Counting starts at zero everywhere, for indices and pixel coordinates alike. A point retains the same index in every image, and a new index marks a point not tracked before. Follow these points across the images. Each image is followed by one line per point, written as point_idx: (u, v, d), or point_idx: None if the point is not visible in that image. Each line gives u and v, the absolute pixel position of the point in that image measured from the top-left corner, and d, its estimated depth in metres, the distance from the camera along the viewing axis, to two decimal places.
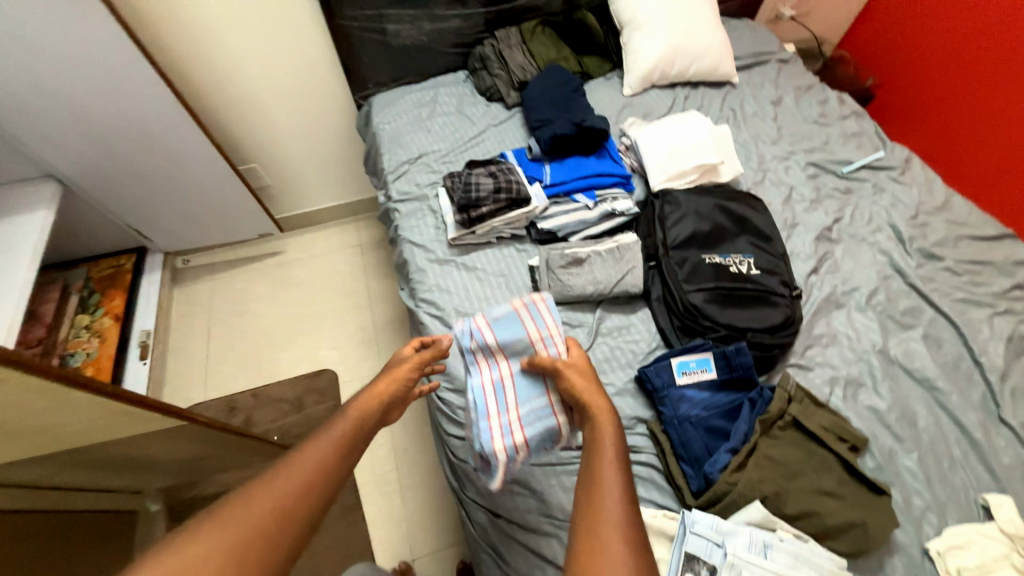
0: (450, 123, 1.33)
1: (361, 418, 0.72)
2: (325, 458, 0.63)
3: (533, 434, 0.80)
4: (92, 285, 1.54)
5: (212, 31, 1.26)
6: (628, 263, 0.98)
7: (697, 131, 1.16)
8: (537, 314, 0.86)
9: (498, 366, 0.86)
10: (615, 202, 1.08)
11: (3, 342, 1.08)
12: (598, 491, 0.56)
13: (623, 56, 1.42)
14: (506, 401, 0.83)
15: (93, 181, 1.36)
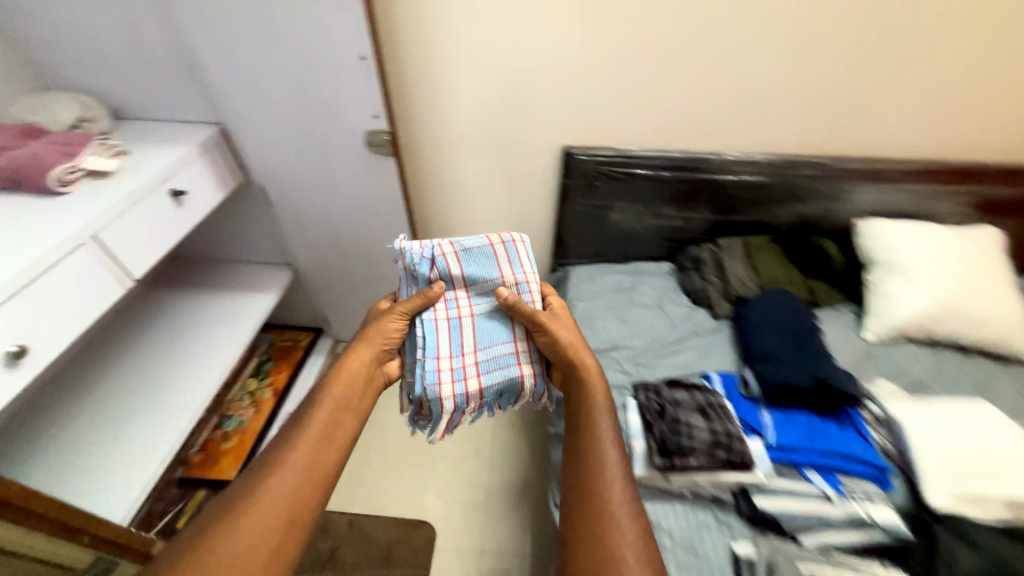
0: (648, 318, 1.24)
1: (350, 395, 0.78)
2: (326, 434, 0.72)
3: (486, 383, 0.84)
4: (271, 354, 1.69)
5: (460, 188, 1.33)
6: None
7: (998, 441, 0.87)
8: (512, 257, 0.90)
9: (457, 299, 0.89)
10: (868, 505, 0.81)
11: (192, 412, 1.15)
12: (594, 494, 0.66)
13: (868, 296, 1.21)
14: (461, 342, 0.87)
15: (315, 275, 1.52)
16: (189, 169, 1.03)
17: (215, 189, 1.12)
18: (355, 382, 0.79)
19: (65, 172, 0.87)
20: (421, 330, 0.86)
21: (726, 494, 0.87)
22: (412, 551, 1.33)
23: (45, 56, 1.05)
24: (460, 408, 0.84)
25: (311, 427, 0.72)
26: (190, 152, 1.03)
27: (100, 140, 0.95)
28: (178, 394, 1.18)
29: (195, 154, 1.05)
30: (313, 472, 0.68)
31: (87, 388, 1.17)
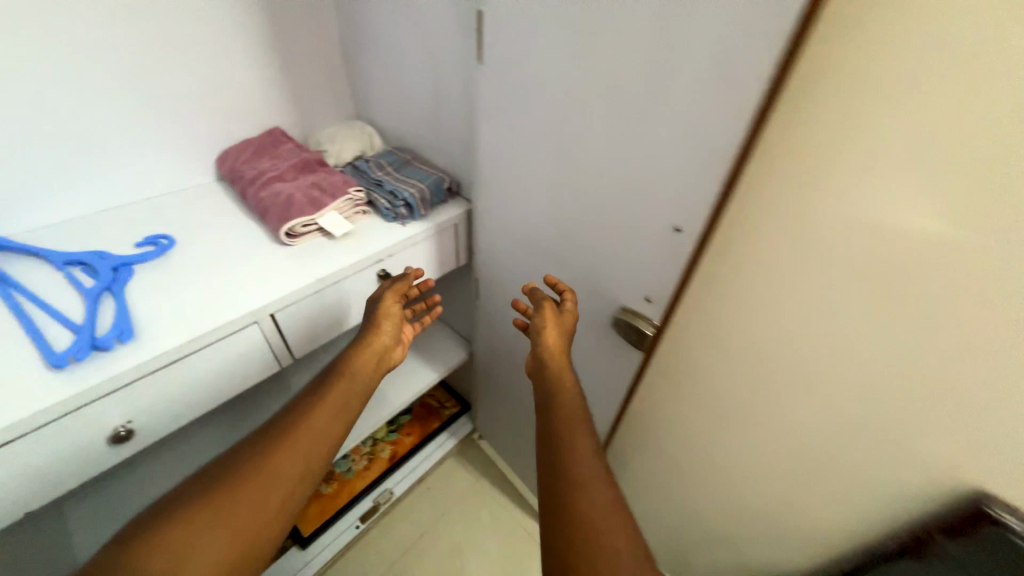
0: None
1: (318, 437, 0.63)
2: (275, 482, 0.58)
3: (428, 181, 0.92)
4: (412, 408, 1.55)
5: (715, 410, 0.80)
6: None
7: None
8: (405, 149, 1.03)
9: (386, 169, 0.96)
10: None
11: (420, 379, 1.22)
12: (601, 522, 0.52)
13: None
14: (402, 178, 0.94)
15: (484, 371, 1.28)
16: (394, 260, 0.86)
17: None
18: (330, 418, 0.65)
19: (300, 225, 0.80)
20: (371, 184, 0.93)
21: None
22: None
23: (368, 92, 1.06)
24: (420, 204, 0.89)
25: (259, 460, 0.59)
26: (402, 244, 0.86)
27: (350, 194, 0.87)
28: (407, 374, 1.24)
29: (407, 247, 0.87)
30: (231, 525, 0.54)
31: None
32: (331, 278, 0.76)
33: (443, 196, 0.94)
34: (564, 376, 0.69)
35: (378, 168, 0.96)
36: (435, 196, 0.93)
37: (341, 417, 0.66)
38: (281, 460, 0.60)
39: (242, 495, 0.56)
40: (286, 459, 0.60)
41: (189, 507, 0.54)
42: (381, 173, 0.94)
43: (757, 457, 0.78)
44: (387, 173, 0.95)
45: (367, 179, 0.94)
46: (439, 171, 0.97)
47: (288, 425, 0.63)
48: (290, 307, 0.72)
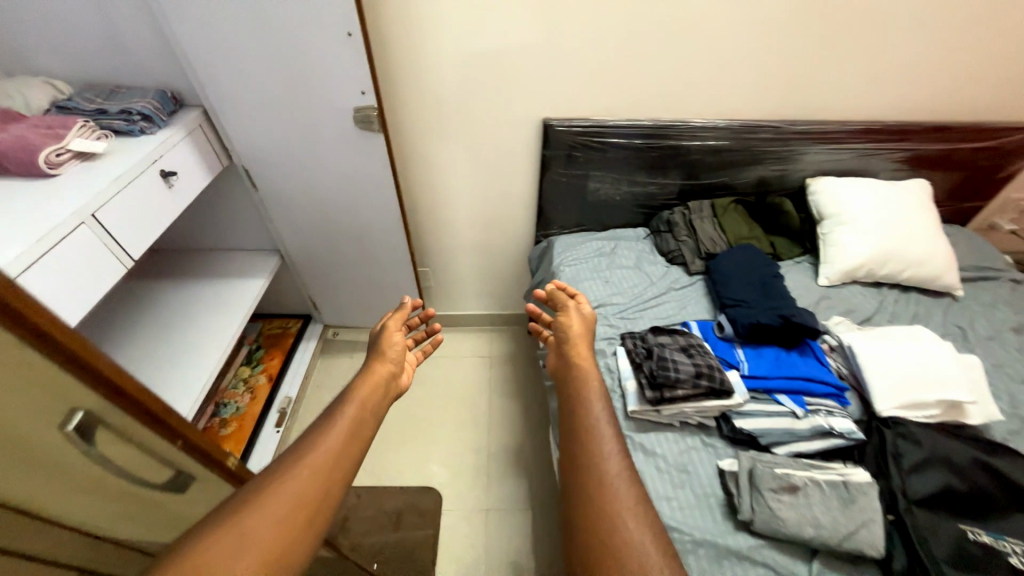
0: (628, 278, 1.35)
1: (338, 454, 0.69)
2: (298, 499, 0.61)
3: (152, 95, 1.06)
4: (261, 344, 1.74)
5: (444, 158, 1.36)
6: (864, 514, 0.78)
7: (934, 354, 1.00)
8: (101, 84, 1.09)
9: (98, 99, 1.04)
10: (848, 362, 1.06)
11: (256, 283, 1.45)
12: (591, 440, 0.68)
13: (821, 246, 1.35)
14: (123, 100, 1.04)
15: (303, 259, 1.56)
16: (167, 158, 1.01)
17: (193, 175, 1.10)
18: (345, 439, 0.72)
19: (54, 154, 0.88)
20: (93, 114, 1.01)
21: (711, 420, 0.96)
22: (420, 515, 1.40)
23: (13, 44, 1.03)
24: (159, 113, 1.04)
25: (277, 484, 0.62)
26: (166, 143, 1.01)
27: (82, 122, 0.94)
28: (239, 288, 1.43)
29: (171, 145, 1.03)
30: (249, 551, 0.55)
31: (186, 295, 1.39)
32: (125, 177, 0.91)
33: (174, 104, 1.10)
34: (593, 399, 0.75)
35: (89, 101, 1.02)
36: (167, 105, 1.08)
37: (356, 440, 0.73)
38: (302, 479, 0.64)
39: (265, 513, 0.58)
40: (284, 497, 0.61)
41: (211, 540, 0.55)
42: (96, 103, 1.02)
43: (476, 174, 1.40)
44: (102, 102, 1.03)
45: (84, 112, 1.01)
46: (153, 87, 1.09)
47: (302, 451, 0.68)
48: (101, 204, 0.85)
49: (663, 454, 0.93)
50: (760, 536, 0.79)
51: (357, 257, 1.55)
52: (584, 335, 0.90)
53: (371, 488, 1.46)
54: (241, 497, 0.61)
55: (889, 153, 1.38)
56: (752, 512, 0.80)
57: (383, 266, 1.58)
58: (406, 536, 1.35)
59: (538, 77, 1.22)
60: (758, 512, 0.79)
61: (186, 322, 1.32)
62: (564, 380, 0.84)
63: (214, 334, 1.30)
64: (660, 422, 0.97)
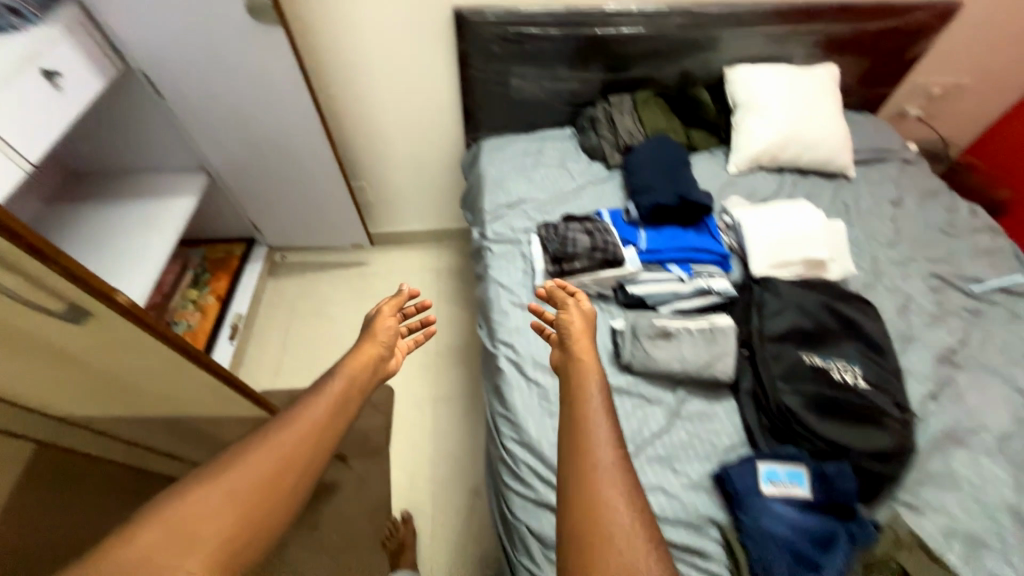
0: (551, 175, 1.40)
1: (321, 425, 0.77)
2: (274, 471, 0.69)
3: None
4: (206, 267, 1.74)
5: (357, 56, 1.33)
6: (721, 348, 0.93)
7: (807, 222, 1.12)
8: None
9: None
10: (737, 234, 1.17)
11: (184, 196, 1.44)
12: (593, 424, 0.71)
13: (733, 136, 1.42)
14: None
15: (231, 177, 1.53)
16: (47, 57, 0.97)
17: (82, 79, 1.05)
18: (329, 413, 0.79)
19: None
20: None
21: (608, 290, 1.08)
22: (374, 406, 1.56)
23: None
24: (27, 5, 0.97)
25: (266, 451, 0.71)
26: (40, 40, 0.96)
27: None
28: (167, 203, 1.42)
29: (47, 43, 0.97)
30: (228, 512, 0.64)
31: (107, 213, 1.38)
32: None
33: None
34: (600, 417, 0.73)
35: None
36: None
37: (338, 414, 0.79)
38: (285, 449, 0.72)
39: (248, 483, 0.67)
40: (261, 463, 0.69)
41: (188, 497, 0.64)
42: None
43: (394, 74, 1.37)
44: None
45: None
46: None
47: (291, 421, 0.75)
48: None
49: None
50: (637, 373, 0.94)
51: (287, 172, 1.55)
52: (587, 328, 0.85)
53: None
54: (222, 462, 0.70)
55: (803, 37, 1.40)
56: (628, 354, 0.95)
57: (315, 180, 1.58)
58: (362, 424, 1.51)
59: None
60: (632, 354, 0.94)
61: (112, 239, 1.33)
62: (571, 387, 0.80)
63: (144, 247, 1.32)
64: None
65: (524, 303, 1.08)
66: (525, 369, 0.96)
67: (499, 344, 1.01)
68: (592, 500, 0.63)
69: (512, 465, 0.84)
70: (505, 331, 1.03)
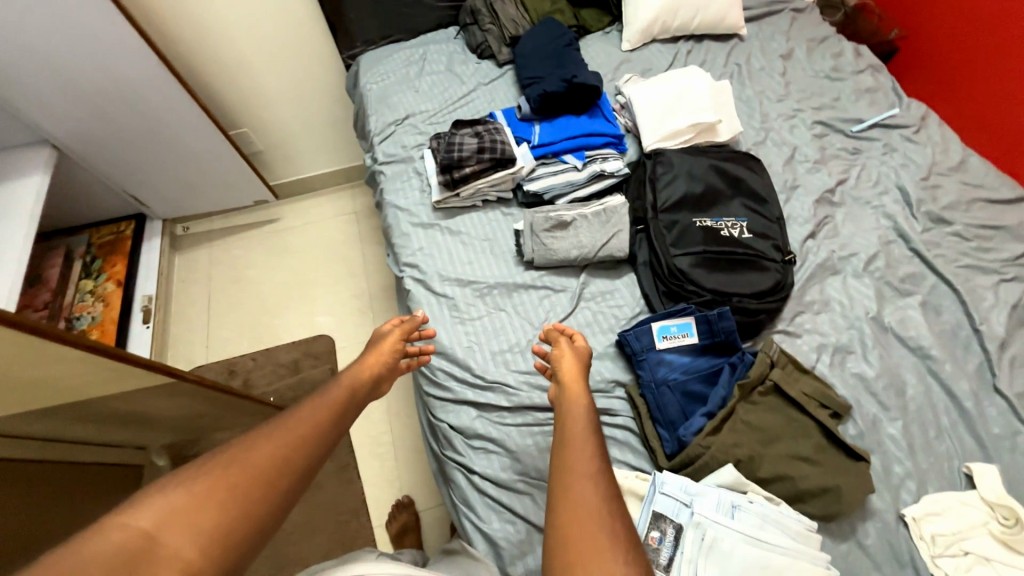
0: (438, 82, 1.29)
1: (319, 425, 0.68)
2: (257, 471, 0.58)
3: None
4: (96, 254, 1.58)
5: None
6: (614, 226, 0.96)
7: (694, 87, 1.10)
8: None
9: None
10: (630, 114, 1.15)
11: (34, 175, 1.27)
12: (575, 451, 0.63)
13: (623, 8, 1.33)
14: None
15: (84, 145, 1.35)
16: None
17: None
18: (325, 423, 0.69)
19: None
20: None
21: (507, 192, 1.06)
22: (316, 358, 1.55)
23: None
24: None
25: (252, 447, 0.61)
26: None
27: None
28: (17, 185, 1.25)
29: None
30: (203, 509, 0.53)
31: None
32: None
33: None
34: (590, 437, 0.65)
35: None
36: None
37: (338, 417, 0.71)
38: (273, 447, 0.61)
39: (241, 473, 0.57)
40: (254, 458, 0.59)
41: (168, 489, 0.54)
42: None
43: None
44: None
45: None
46: None
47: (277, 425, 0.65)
48: None
49: (467, 230, 1.04)
50: (540, 267, 0.96)
51: (145, 128, 1.37)
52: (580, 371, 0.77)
53: (265, 352, 1.56)
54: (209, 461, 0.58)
55: None
56: (531, 250, 0.96)
57: (183, 132, 1.42)
58: (306, 377, 1.52)
59: None
60: (534, 249, 0.95)
61: None
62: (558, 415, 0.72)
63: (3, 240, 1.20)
64: (464, 205, 1.06)
65: (424, 221, 1.04)
66: (432, 286, 0.96)
67: (403, 267, 0.99)
68: (579, 529, 0.54)
69: (429, 375, 0.87)
70: (408, 253, 1.01)
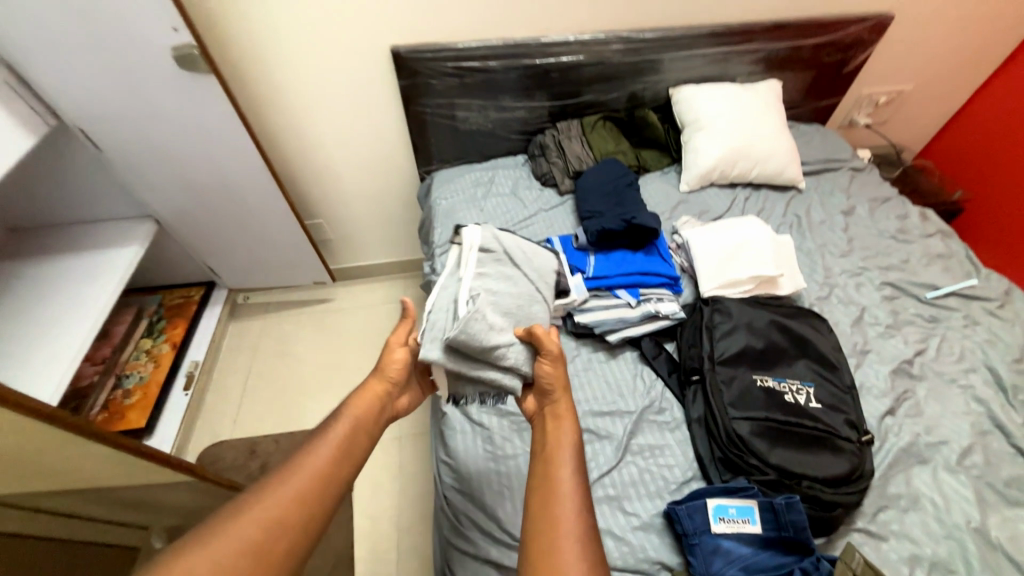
0: (502, 204, 1.38)
1: (332, 464, 0.69)
2: (264, 530, 0.60)
3: None
4: (162, 315, 1.69)
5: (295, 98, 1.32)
6: (509, 272, 0.90)
7: (755, 238, 1.11)
8: None
9: None
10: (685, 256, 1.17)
11: (136, 245, 1.41)
12: (557, 479, 0.67)
13: (683, 154, 1.42)
14: None
15: (181, 225, 1.51)
16: None
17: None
18: (336, 455, 0.71)
19: None
20: None
21: (557, 319, 1.05)
22: None
23: None
24: None
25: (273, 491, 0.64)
26: None
27: None
28: (114, 257, 1.37)
29: None
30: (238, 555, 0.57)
31: (42, 278, 1.31)
32: None
33: None
34: (568, 467, 0.68)
35: None
36: None
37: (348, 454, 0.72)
38: (290, 488, 0.65)
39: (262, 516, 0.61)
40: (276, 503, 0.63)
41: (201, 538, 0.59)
42: None
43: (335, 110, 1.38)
44: None
45: None
46: None
47: (287, 473, 0.66)
48: None
49: None
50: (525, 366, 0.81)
51: (233, 215, 1.50)
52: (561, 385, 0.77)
53: (288, 435, 1.52)
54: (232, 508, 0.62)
55: (741, 56, 1.42)
56: (513, 360, 0.80)
57: (266, 223, 1.55)
58: None
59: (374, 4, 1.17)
60: (514, 356, 0.79)
61: (46, 306, 1.25)
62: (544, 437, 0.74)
63: (77, 310, 1.25)
64: None
65: None
66: (469, 412, 0.92)
67: None
68: (549, 534, 0.61)
69: (453, 518, 0.81)
70: None
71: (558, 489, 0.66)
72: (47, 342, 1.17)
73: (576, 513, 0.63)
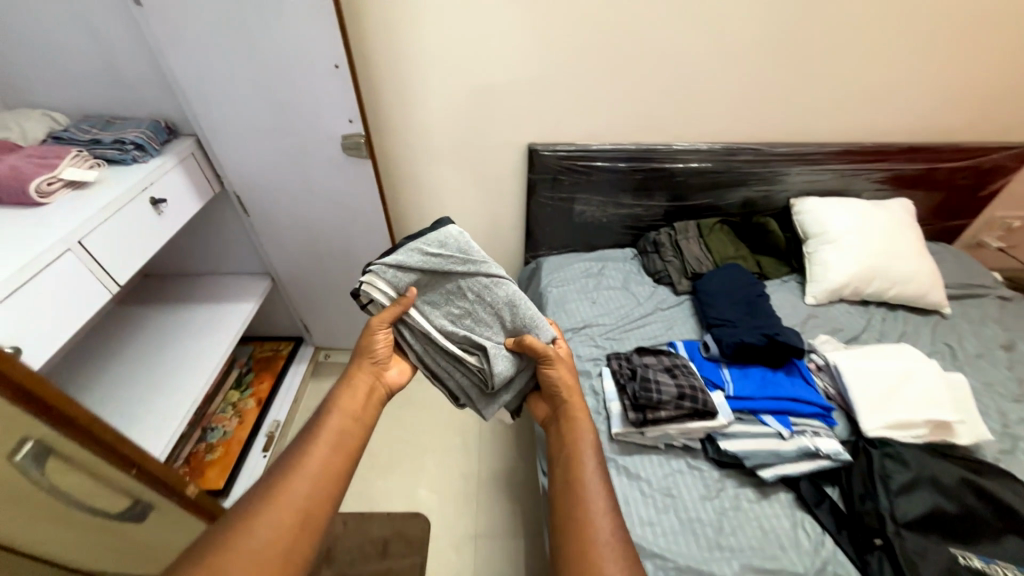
0: (615, 298, 1.35)
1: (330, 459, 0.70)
2: (293, 521, 0.62)
3: (144, 131, 1.07)
4: (252, 367, 1.71)
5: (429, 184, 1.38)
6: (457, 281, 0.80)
7: (917, 373, 1.00)
8: (99, 120, 1.10)
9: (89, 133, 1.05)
10: (830, 382, 1.06)
11: (250, 301, 1.45)
12: (585, 480, 0.69)
13: (807, 265, 1.36)
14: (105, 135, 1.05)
15: (293, 284, 1.56)
16: (156, 182, 1.03)
17: (167, 204, 1.07)
18: (338, 445, 0.72)
19: (45, 183, 0.89)
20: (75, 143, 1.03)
21: (696, 442, 0.95)
22: (408, 543, 1.35)
23: (23, 85, 1.08)
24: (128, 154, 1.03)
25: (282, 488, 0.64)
26: (151, 175, 1.02)
27: (76, 152, 0.97)
28: (233, 308, 1.42)
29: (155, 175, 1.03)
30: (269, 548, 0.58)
31: (166, 324, 1.37)
32: (110, 211, 0.91)
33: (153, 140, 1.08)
34: (592, 466, 0.71)
35: (84, 133, 1.05)
36: (149, 149, 1.06)
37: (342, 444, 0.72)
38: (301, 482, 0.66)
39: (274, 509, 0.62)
40: (286, 499, 0.63)
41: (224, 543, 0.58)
42: (92, 135, 1.04)
43: (461, 197, 1.43)
44: (95, 134, 1.05)
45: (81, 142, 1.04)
46: (146, 132, 1.07)
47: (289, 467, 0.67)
48: (76, 254, 0.85)
49: (647, 476, 0.91)
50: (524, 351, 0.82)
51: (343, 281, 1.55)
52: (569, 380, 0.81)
53: (357, 516, 1.41)
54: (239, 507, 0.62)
55: (869, 174, 1.40)
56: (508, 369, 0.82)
57: None
58: (393, 566, 1.31)
59: (522, 109, 1.25)
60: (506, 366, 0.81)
61: (166, 354, 1.29)
62: (560, 440, 0.78)
63: (193, 363, 1.27)
64: (645, 443, 0.96)
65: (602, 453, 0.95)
66: None
67: None
68: (582, 533, 0.62)
69: None
70: None
71: (588, 490, 0.68)
72: (162, 394, 1.19)
73: (605, 504, 0.65)
